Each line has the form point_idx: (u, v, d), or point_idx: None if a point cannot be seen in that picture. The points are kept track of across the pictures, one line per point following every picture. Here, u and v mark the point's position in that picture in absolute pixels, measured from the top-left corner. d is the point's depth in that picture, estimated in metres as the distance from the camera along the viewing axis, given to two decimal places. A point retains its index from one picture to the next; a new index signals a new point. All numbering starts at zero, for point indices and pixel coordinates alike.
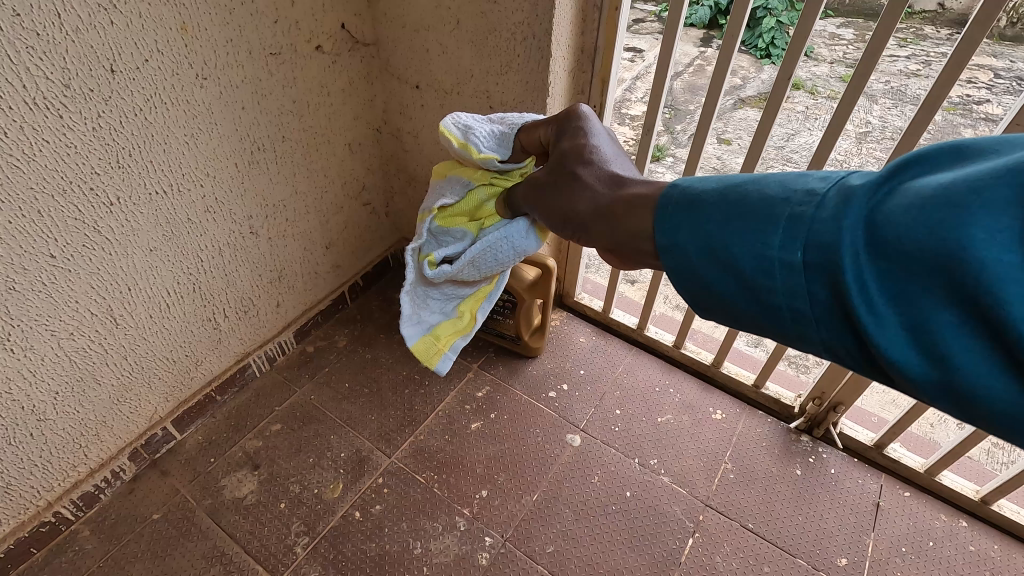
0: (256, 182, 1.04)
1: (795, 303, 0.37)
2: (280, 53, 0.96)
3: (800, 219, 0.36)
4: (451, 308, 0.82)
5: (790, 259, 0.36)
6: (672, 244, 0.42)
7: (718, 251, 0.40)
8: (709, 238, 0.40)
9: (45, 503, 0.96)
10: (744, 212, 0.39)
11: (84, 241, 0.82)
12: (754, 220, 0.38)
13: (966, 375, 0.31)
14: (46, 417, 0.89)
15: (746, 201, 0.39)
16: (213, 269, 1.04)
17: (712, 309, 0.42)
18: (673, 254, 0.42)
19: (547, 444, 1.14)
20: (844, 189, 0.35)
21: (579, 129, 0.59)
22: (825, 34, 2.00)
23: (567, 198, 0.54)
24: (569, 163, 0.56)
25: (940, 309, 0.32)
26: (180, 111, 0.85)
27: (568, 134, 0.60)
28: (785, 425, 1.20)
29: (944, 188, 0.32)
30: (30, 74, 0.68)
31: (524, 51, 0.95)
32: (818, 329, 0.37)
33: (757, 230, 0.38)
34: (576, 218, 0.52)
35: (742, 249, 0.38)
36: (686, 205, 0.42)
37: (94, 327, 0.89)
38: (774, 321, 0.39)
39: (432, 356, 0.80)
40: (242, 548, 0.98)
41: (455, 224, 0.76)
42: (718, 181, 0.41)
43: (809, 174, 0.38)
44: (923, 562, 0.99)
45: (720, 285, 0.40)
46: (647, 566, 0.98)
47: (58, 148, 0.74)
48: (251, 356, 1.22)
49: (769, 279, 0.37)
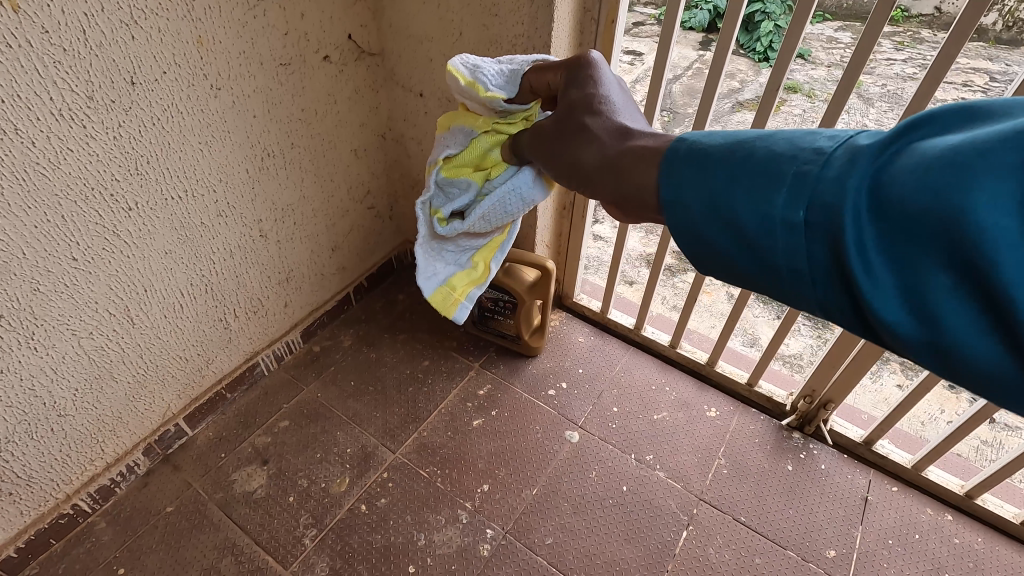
0: (266, 188, 1.08)
1: (795, 262, 0.39)
2: (289, 63, 1.00)
3: (806, 178, 0.38)
4: (465, 259, 0.87)
5: (793, 217, 0.38)
6: (676, 195, 0.44)
7: (720, 209, 0.41)
8: (713, 195, 0.42)
9: (64, 495, 1.00)
10: (751, 170, 0.40)
11: (104, 244, 0.86)
12: (761, 178, 0.40)
13: (953, 335, 0.33)
14: (66, 412, 0.93)
15: (755, 159, 0.41)
16: (225, 271, 1.08)
17: (712, 266, 0.44)
18: (675, 210, 0.44)
19: (546, 441, 1.18)
20: (851, 148, 0.37)
21: (589, 78, 0.60)
22: (823, 38, 2.11)
23: (577, 144, 0.56)
24: (578, 112, 0.57)
25: (937, 273, 0.33)
26: (195, 119, 0.89)
27: (578, 83, 0.61)
28: (777, 423, 1.24)
29: (950, 150, 0.33)
30: (56, 87, 0.72)
31: (523, 62, 0.99)
32: (814, 286, 0.39)
33: (764, 189, 0.39)
34: (583, 167, 0.54)
35: (746, 207, 0.40)
36: (693, 155, 0.44)
37: (111, 326, 0.93)
38: (774, 279, 0.41)
39: (450, 305, 0.87)
40: (253, 539, 1.02)
41: (459, 175, 0.78)
42: (724, 136, 0.44)
43: (817, 132, 0.40)
44: (909, 554, 1.03)
45: (721, 242, 0.42)
46: (641, 558, 1.01)
47: (82, 157, 0.78)
48: (259, 355, 1.26)
49: (771, 238, 0.39)
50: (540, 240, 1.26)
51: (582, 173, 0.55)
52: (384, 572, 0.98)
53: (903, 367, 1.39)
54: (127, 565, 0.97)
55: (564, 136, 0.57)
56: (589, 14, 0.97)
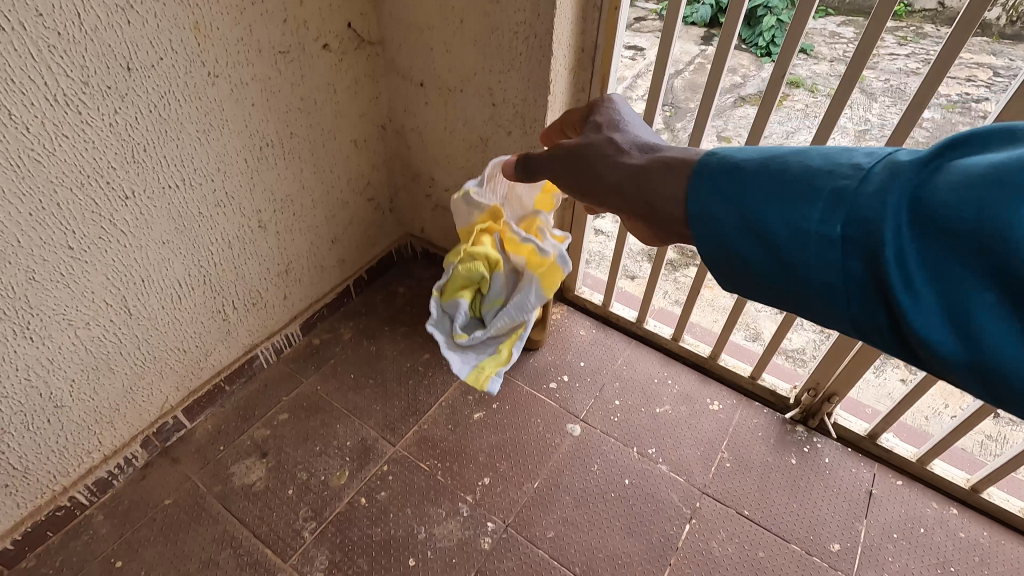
0: (265, 178, 1.07)
1: (830, 274, 0.39)
2: (288, 51, 0.99)
3: (843, 193, 0.39)
4: (491, 346, 1.01)
5: (829, 231, 0.39)
6: (705, 206, 0.44)
7: (753, 223, 0.42)
8: (747, 208, 0.42)
9: (62, 487, 0.99)
10: (786, 186, 0.41)
11: (101, 233, 0.85)
12: (795, 193, 0.41)
13: (993, 351, 0.33)
14: (63, 403, 0.92)
15: (790, 175, 0.42)
16: (224, 262, 1.07)
17: (741, 280, 0.45)
18: (704, 221, 0.44)
19: (548, 434, 1.17)
20: (889, 165, 0.38)
21: (615, 114, 0.63)
22: (826, 32, 2.29)
23: (600, 166, 0.56)
24: (600, 140, 0.58)
25: (976, 286, 0.33)
26: (192, 107, 0.88)
27: (604, 116, 0.64)
28: (781, 416, 1.23)
29: (990, 168, 0.34)
30: (51, 72, 0.71)
31: (525, 49, 0.98)
32: (847, 301, 0.39)
33: (800, 203, 0.40)
34: (606, 184, 0.55)
35: (780, 221, 0.41)
36: (723, 171, 0.45)
37: (108, 316, 0.92)
38: (803, 292, 0.41)
39: (483, 380, 0.97)
40: (252, 532, 1.01)
41: (454, 295, 1.01)
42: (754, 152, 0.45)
43: (852, 151, 0.41)
44: (914, 548, 1.02)
45: (753, 254, 0.43)
46: (644, 552, 1.00)
47: (78, 144, 0.77)
48: (258, 348, 1.24)
49: (805, 251, 0.40)
50: None
51: (606, 188, 0.55)
52: (384, 565, 0.97)
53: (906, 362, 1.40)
54: (125, 558, 0.97)
55: (585, 160, 0.58)
56: (592, 1, 0.95)
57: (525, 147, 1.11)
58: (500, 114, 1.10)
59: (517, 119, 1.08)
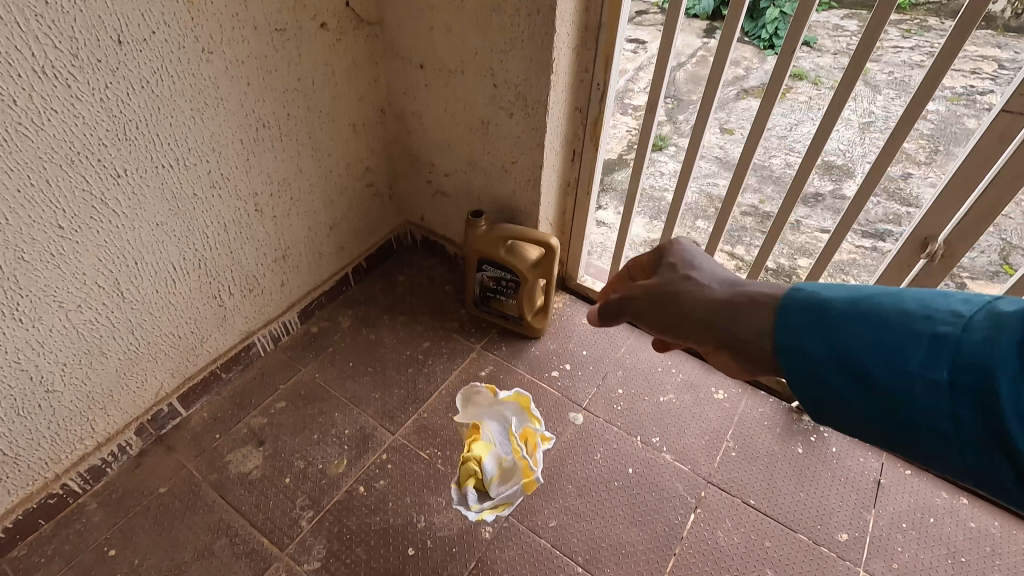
0: (261, 160, 1.04)
1: (937, 414, 0.38)
2: (285, 29, 0.97)
3: (945, 340, 0.39)
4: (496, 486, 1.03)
5: (934, 375, 0.38)
6: (793, 344, 0.44)
7: (851, 362, 0.42)
8: (843, 347, 0.42)
9: (54, 474, 0.97)
10: (882, 327, 0.41)
11: (92, 213, 0.83)
12: (893, 338, 0.41)
13: None
14: (55, 387, 0.90)
15: (884, 318, 0.41)
16: (219, 246, 1.05)
17: (837, 418, 0.43)
18: (798, 357, 0.44)
19: (550, 422, 1.15)
20: (990, 314, 0.38)
21: (682, 254, 0.59)
22: (830, 26, 2.42)
23: (677, 300, 0.54)
24: (673, 275, 0.57)
25: None
26: (186, 84, 0.86)
27: (671, 258, 0.59)
28: (787, 405, 1.20)
29: None
30: (39, 42, 0.69)
31: (528, 26, 0.96)
32: (958, 447, 0.38)
33: (899, 348, 0.40)
34: (688, 318, 0.53)
35: (880, 362, 0.40)
36: (811, 310, 0.44)
37: (100, 299, 0.90)
38: (905, 431, 0.40)
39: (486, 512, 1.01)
40: (248, 521, 0.99)
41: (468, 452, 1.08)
42: (844, 290, 0.44)
43: (943, 296, 0.41)
44: (923, 538, 1.00)
45: (853, 393, 0.42)
46: (648, 541, 0.98)
47: (67, 119, 0.75)
48: (255, 335, 1.22)
49: (910, 395, 0.39)
50: (543, 218, 1.23)
51: (687, 321, 0.53)
52: (382, 554, 0.95)
53: None
54: (118, 547, 0.95)
55: (660, 296, 0.56)
56: None
57: (527, 129, 1.09)
58: (501, 95, 1.08)
59: (518, 100, 1.06)
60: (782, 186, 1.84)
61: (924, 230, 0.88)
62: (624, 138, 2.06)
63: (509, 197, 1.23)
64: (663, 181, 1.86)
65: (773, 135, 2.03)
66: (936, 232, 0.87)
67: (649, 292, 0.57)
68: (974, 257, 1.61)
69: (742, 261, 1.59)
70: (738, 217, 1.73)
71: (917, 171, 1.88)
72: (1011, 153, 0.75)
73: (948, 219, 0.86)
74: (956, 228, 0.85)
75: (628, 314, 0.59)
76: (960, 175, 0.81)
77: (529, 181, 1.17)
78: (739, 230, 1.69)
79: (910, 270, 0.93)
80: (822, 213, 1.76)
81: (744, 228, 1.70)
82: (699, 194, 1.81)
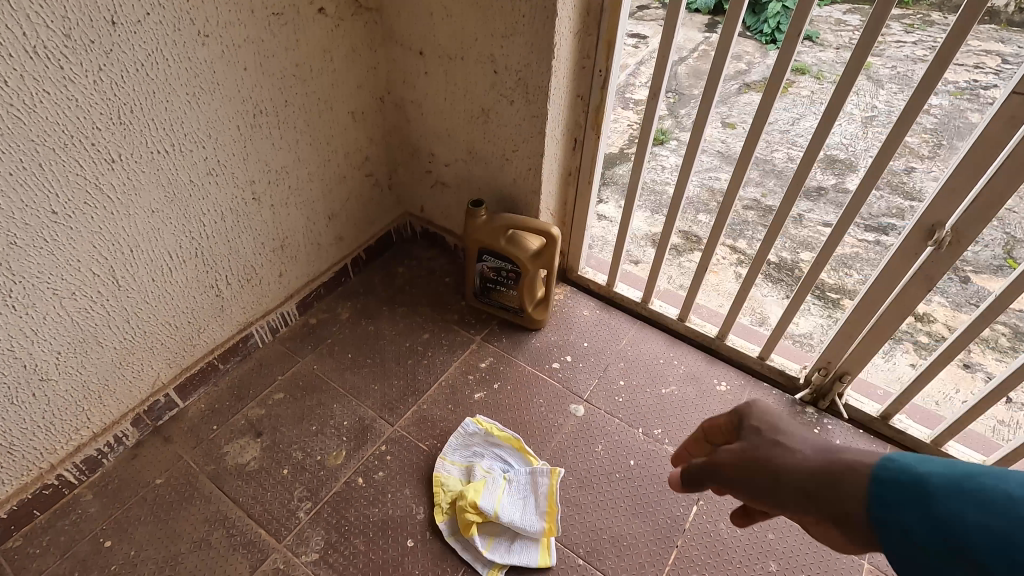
0: (259, 148, 1.03)
1: None
2: (283, 13, 0.95)
3: None
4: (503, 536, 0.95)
5: None
6: (895, 537, 0.35)
7: (945, 542, 0.32)
8: (935, 523, 0.33)
9: (49, 465, 0.96)
10: (981, 504, 0.32)
11: (86, 198, 0.82)
12: (996, 518, 0.31)
13: None
14: (49, 376, 0.89)
15: (984, 493, 0.32)
16: (216, 235, 1.04)
17: None
18: (891, 536, 0.35)
19: (550, 414, 1.14)
20: None
21: (768, 416, 0.49)
22: (832, 21, 2.45)
23: (769, 466, 0.45)
24: (761, 439, 0.47)
25: None
26: (181, 67, 0.85)
27: (754, 419, 0.49)
28: (790, 397, 1.19)
29: None
30: (30, 21, 0.67)
31: (528, 10, 0.94)
32: None
33: (1004, 532, 0.30)
34: (787, 491, 0.43)
35: (983, 549, 0.31)
36: (906, 490, 0.35)
37: (95, 287, 0.89)
38: None
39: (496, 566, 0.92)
40: (246, 512, 0.98)
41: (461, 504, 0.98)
42: (942, 464, 0.35)
43: None
44: None
45: None
46: (650, 533, 0.97)
47: (59, 101, 0.74)
48: (253, 326, 1.21)
49: None
50: (544, 208, 1.22)
51: (783, 493, 0.43)
52: (381, 546, 0.94)
53: (916, 347, 1.37)
54: (114, 538, 0.94)
55: (746, 459, 0.46)
56: None
57: (528, 117, 1.07)
58: (501, 82, 1.07)
59: (519, 87, 1.05)
60: (784, 180, 1.82)
61: (930, 217, 0.87)
62: (624, 132, 2.04)
63: (509, 186, 1.22)
64: (664, 175, 1.85)
65: (775, 129, 2.01)
66: (943, 219, 0.86)
67: (736, 455, 0.47)
68: (978, 250, 1.60)
69: (744, 254, 1.58)
70: (739, 210, 1.72)
71: (920, 165, 1.87)
72: (1021, 137, 0.74)
73: (955, 205, 0.84)
74: (965, 214, 0.83)
75: (712, 479, 0.48)
76: (967, 161, 0.80)
77: (529, 170, 1.15)
78: (741, 224, 1.67)
79: (916, 259, 0.92)
80: (824, 207, 1.74)
81: (746, 221, 1.68)
82: (700, 187, 1.79)
